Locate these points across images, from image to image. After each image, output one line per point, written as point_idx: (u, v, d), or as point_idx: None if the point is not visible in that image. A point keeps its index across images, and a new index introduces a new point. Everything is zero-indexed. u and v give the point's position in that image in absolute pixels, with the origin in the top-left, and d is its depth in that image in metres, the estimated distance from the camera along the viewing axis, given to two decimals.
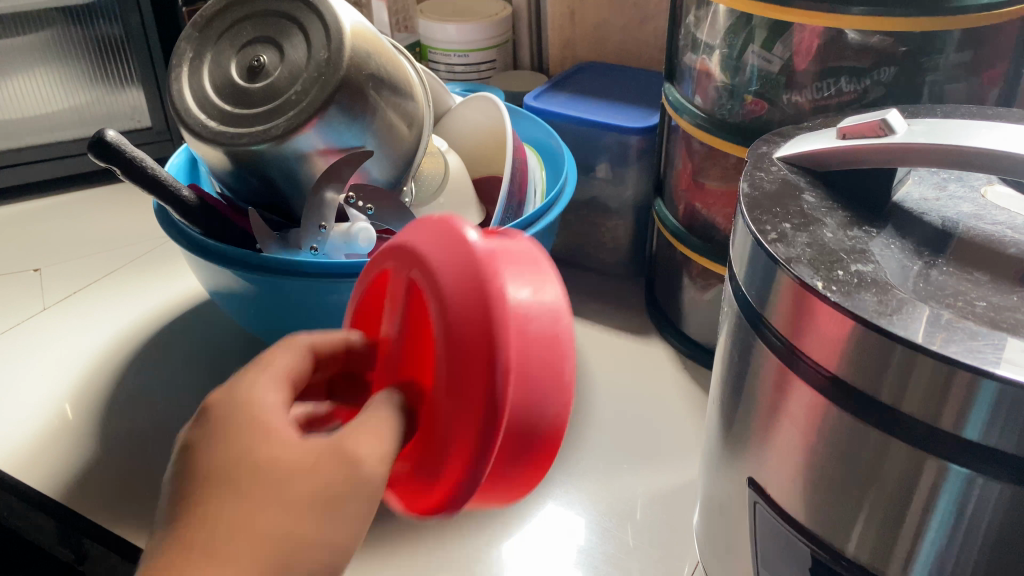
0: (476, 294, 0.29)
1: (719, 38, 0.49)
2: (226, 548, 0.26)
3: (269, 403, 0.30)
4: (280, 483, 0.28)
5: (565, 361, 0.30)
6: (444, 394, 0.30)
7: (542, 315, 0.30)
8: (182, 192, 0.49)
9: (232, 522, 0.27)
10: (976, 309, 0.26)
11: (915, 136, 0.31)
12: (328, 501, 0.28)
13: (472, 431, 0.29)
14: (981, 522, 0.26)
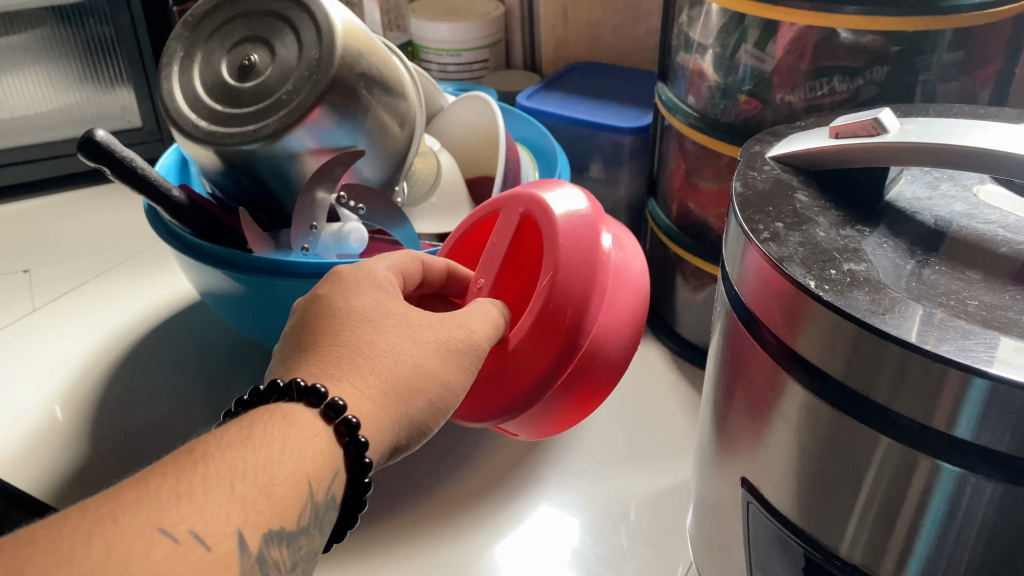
0: (588, 252, 0.42)
1: (712, 37, 0.49)
2: (362, 375, 0.33)
3: (388, 287, 0.39)
4: (410, 335, 0.36)
5: (635, 322, 0.44)
6: (545, 307, 0.42)
7: (619, 281, 0.43)
8: (172, 192, 0.49)
9: (364, 357, 0.34)
10: (968, 308, 0.26)
11: (908, 135, 0.31)
12: (439, 360, 0.36)
13: (564, 334, 0.41)
14: (974, 521, 0.26)
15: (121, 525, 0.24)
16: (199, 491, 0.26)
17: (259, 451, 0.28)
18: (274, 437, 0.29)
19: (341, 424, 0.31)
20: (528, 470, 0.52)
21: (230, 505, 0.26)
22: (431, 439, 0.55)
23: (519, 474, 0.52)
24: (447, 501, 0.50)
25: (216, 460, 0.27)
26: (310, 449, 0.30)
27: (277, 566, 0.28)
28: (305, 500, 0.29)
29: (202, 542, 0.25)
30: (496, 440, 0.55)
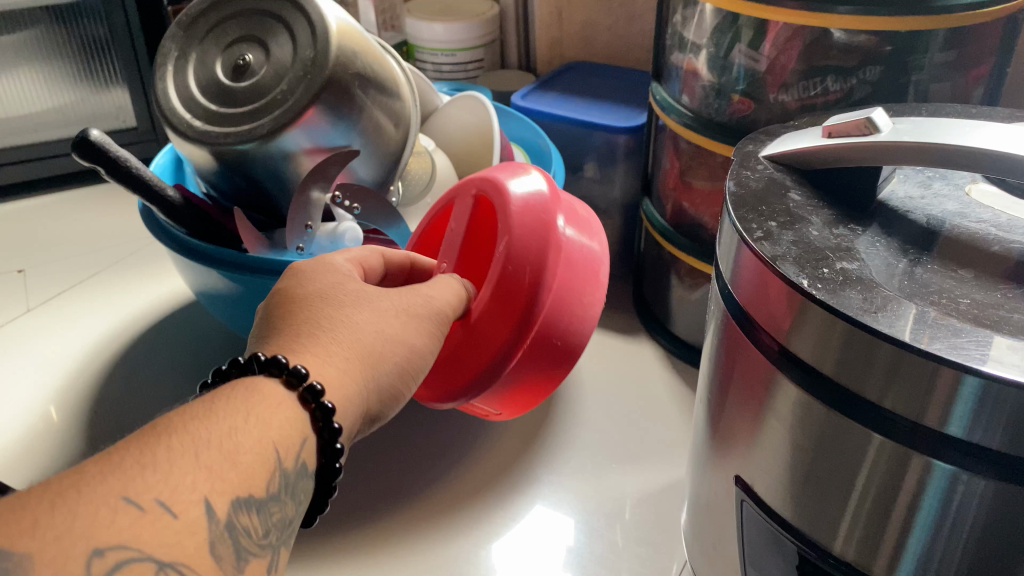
0: (543, 228, 0.45)
1: (706, 37, 0.49)
2: (323, 348, 0.34)
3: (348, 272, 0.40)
4: (373, 311, 0.37)
5: (591, 299, 0.46)
6: (501, 275, 0.44)
7: (572, 254, 0.45)
8: (167, 192, 0.49)
9: (326, 333, 0.35)
10: (960, 306, 0.26)
11: (900, 134, 0.31)
12: (401, 325, 0.37)
13: (523, 301, 0.44)
14: (966, 518, 0.26)
15: (84, 497, 0.24)
16: (162, 459, 0.26)
17: (222, 420, 0.28)
18: (238, 407, 0.29)
19: (306, 392, 0.31)
20: (524, 470, 0.52)
21: (196, 471, 0.26)
22: (427, 439, 0.55)
23: (515, 473, 0.52)
24: (442, 500, 0.50)
25: (178, 430, 0.27)
26: (274, 416, 0.30)
27: (249, 533, 0.28)
28: (272, 468, 0.29)
29: (169, 509, 0.25)
30: (492, 439, 0.55)
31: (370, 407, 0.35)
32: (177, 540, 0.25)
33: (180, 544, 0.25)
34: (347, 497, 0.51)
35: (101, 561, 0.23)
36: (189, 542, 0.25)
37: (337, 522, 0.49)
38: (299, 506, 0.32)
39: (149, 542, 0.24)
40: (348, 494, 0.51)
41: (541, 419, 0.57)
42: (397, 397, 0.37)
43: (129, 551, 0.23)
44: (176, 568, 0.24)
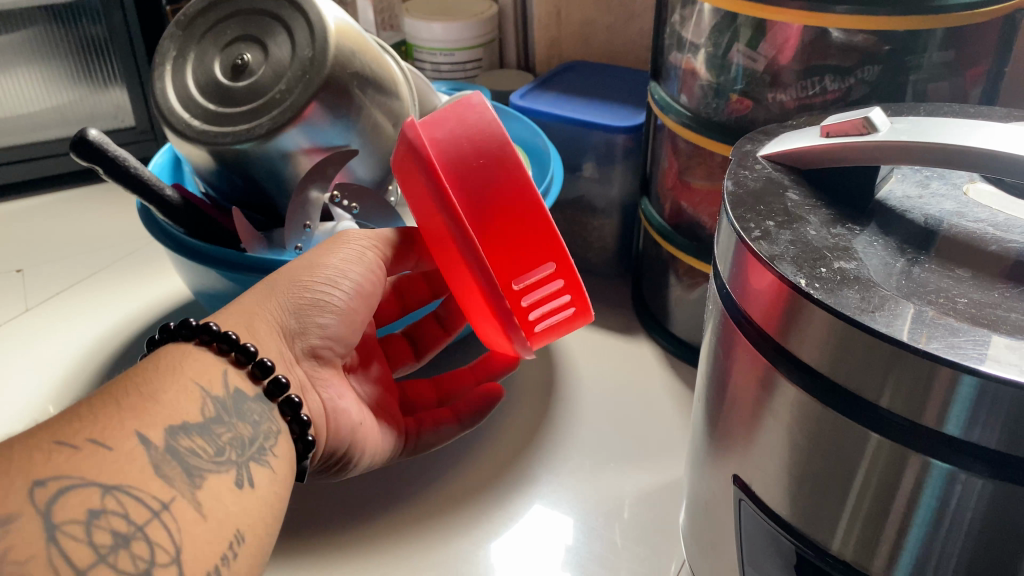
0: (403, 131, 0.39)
1: (704, 37, 0.49)
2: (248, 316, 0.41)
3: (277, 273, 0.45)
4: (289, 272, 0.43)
5: (486, 123, 0.38)
6: (406, 182, 0.39)
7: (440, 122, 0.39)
8: (165, 191, 0.49)
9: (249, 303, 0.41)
10: (958, 306, 0.26)
11: (898, 134, 0.31)
12: (317, 257, 0.43)
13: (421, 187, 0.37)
14: (963, 517, 0.26)
15: (26, 445, 0.30)
16: (88, 413, 0.32)
17: (147, 379, 0.35)
18: (167, 368, 0.36)
19: (255, 366, 0.39)
20: (523, 469, 0.52)
21: (124, 415, 0.32)
22: None
23: (513, 472, 0.52)
24: (441, 500, 0.50)
25: (105, 393, 0.33)
26: (200, 368, 0.37)
27: (197, 457, 0.34)
28: (202, 401, 0.36)
29: (102, 444, 0.31)
30: (490, 439, 0.55)
31: (293, 329, 0.42)
32: (116, 468, 0.31)
33: (121, 471, 0.31)
34: (345, 497, 0.51)
35: (46, 489, 0.29)
36: (129, 468, 0.31)
37: (335, 521, 0.49)
38: (259, 430, 0.38)
39: (89, 471, 0.30)
40: (346, 494, 0.51)
41: (539, 418, 0.57)
42: (323, 319, 0.43)
43: (69, 480, 0.29)
44: (122, 487, 0.30)
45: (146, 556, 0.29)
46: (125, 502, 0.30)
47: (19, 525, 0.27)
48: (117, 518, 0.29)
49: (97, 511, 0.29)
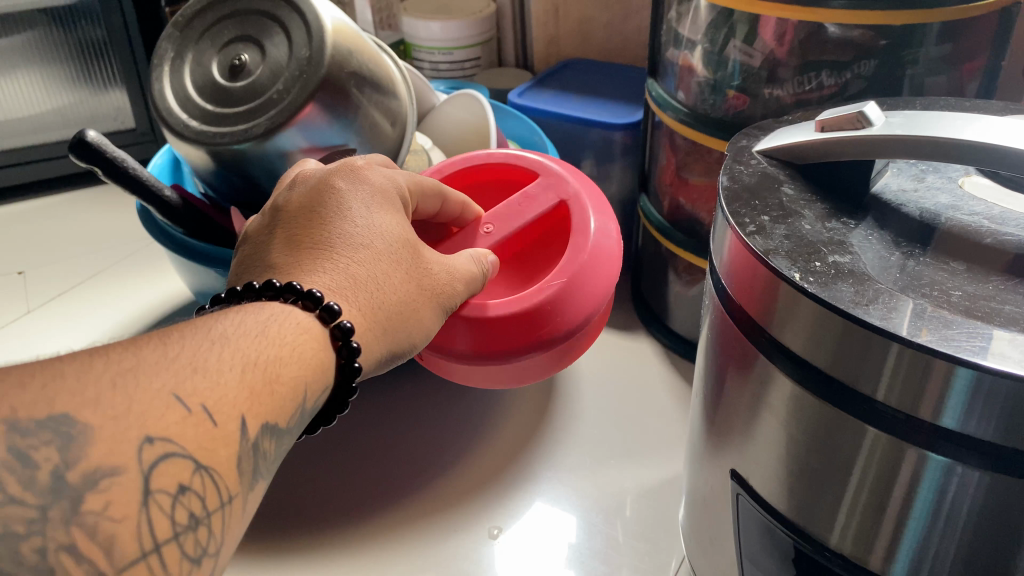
0: (601, 260, 0.47)
1: (700, 33, 0.49)
2: (354, 293, 0.35)
3: (373, 217, 0.38)
4: (414, 276, 0.39)
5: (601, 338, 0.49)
6: (564, 288, 0.46)
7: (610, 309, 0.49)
8: (165, 192, 0.49)
9: (362, 286, 0.35)
10: (952, 298, 0.26)
11: (893, 128, 0.31)
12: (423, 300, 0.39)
13: (562, 312, 0.45)
14: (959, 509, 0.26)
15: (140, 382, 0.24)
16: (214, 368, 0.26)
17: (268, 345, 0.29)
18: (287, 332, 0.31)
19: (335, 329, 0.33)
20: (524, 466, 0.53)
21: (238, 388, 0.27)
22: (427, 435, 0.55)
23: (515, 470, 0.52)
24: (444, 496, 0.50)
25: (231, 344, 0.28)
26: (309, 352, 0.31)
27: (267, 459, 0.28)
28: (299, 404, 0.30)
29: (211, 417, 0.25)
30: (492, 436, 0.55)
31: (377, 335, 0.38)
32: (214, 446, 0.25)
33: (215, 450, 0.25)
34: (348, 496, 0.51)
35: (151, 448, 0.23)
36: (223, 451, 0.26)
37: (337, 520, 0.49)
38: None
39: (191, 441, 0.24)
40: (349, 493, 0.51)
41: (541, 415, 0.57)
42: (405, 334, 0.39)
43: (172, 445, 0.24)
44: (210, 470, 0.25)
45: (202, 551, 0.25)
46: (208, 488, 0.25)
47: (120, 479, 0.23)
48: (197, 499, 0.25)
49: (186, 487, 0.24)
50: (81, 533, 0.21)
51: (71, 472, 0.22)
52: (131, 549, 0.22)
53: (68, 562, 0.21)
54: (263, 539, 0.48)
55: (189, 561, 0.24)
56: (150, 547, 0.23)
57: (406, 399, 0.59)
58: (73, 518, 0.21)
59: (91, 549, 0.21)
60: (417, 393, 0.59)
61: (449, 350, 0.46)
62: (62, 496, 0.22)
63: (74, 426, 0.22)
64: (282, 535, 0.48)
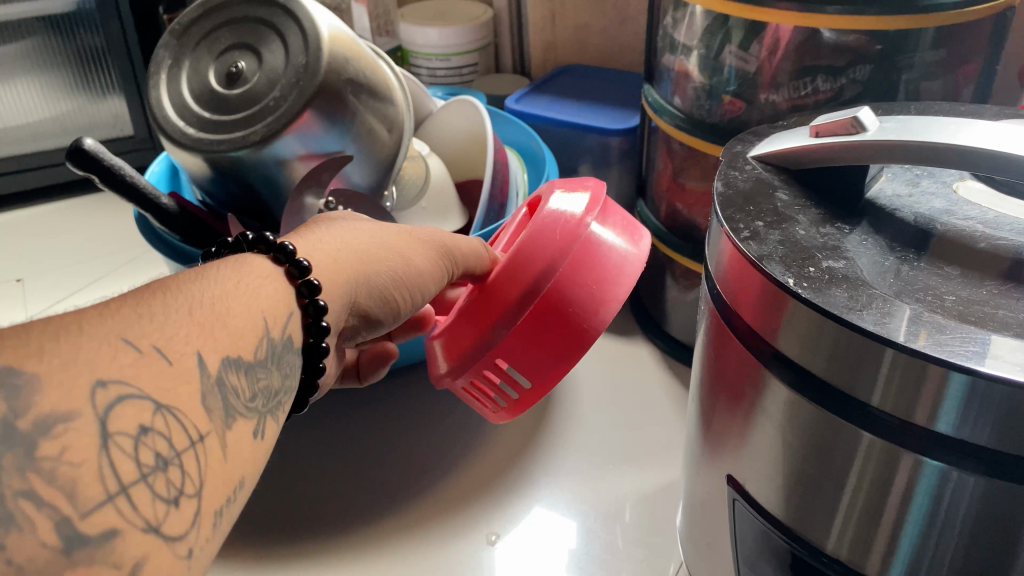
0: (562, 213, 0.42)
1: (696, 39, 0.49)
2: (314, 234, 0.37)
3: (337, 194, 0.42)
4: (379, 225, 0.40)
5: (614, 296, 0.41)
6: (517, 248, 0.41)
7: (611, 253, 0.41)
8: (161, 199, 0.49)
9: (318, 230, 0.38)
10: (946, 303, 0.26)
11: (887, 133, 0.31)
12: (391, 237, 0.40)
13: (527, 268, 0.40)
14: (955, 514, 0.26)
15: (85, 330, 0.24)
16: (159, 309, 0.27)
17: (216, 285, 0.30)
18: (231, 271, 0.32)
19: (292, 267, 0.34)
20: (523, 472, 0.52)
21: (188, 326, 0.27)
22: (424, 441, 0.55)
23: (514, 475, 0.52)
24: (442, 502, 0.50)
25: (175, 288, 0.28)
26: (264, 289, 0.32)
27: (239, 396, 0.28)
28: (261, 336, 0.31)
29: (164, 356, 0.26)
30: (490, 441, 0.55)
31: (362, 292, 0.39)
32: (173, 385, 0.25)
33: (176, 389, 0.25)
34: (345, 502, 0.51)
35: (104, 391, 0.23)
36: (184, 390, 0.26)
37: (334, 526, 0.49)
38: (286, 383, 0.33)
39: (146, 382, 0.24)
40: (347, 499, 0.51)
41: (539, 421, 0.57)
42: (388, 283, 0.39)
43: (126, 385, 0.24)
44: (172, 409, 0.25)
45: (178, 492, 0.24)
46: (174, 428, 0.25)
47: (75, 424, 0.22)
48: (162, 439, 0.24)
49: (148, 428, 0.24)
50: (39, 480, 0.21)
51: (21, 421, 0.21)
52: (95, 491, 0.22)
53: (29, 509, 0.20)
54: (261, 545, 0.48)
55: (164, 501, 0.24)
56: (116, 489, 0.22)
57: (403, 405, 0.59)
58: (30, 464, 0.21)
59: (53, 494, 0.21)
60: (414, 399, 0.59)
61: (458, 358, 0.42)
62: (15, 444, 0.21)
63: (20, 377, 0.22)
64: (280, 541, 0.48)
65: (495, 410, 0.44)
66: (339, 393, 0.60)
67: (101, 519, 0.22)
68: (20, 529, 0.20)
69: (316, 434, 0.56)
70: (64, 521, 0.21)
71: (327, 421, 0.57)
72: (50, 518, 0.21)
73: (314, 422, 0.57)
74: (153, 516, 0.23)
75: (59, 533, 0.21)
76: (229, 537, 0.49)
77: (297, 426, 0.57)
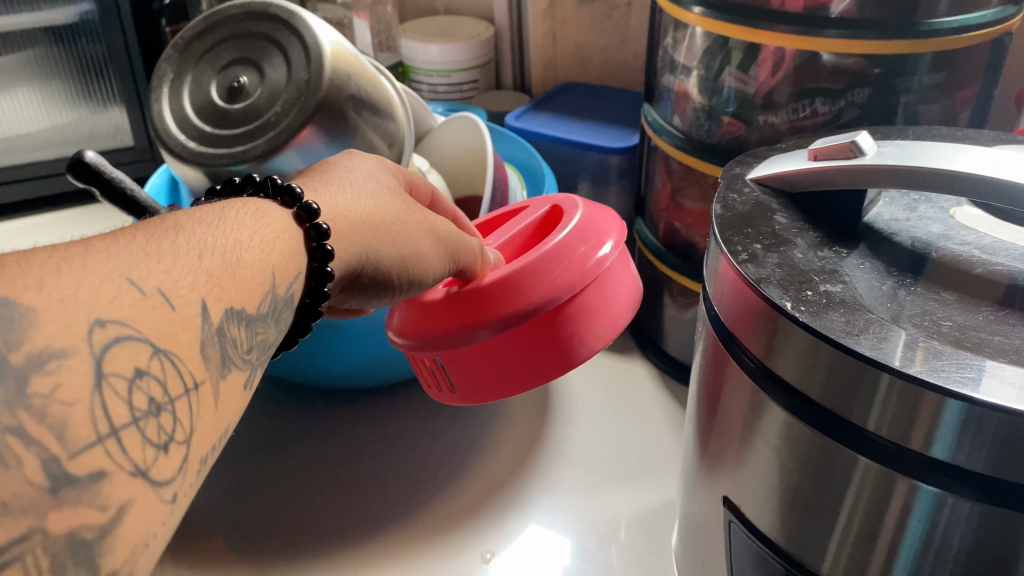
0: (582, 244, 0.44)
1: (696, 60, 0.49)
2: (342, 199, 0.36)
3: (357, 155, 0.41)
4: (399, 200, 0.39)
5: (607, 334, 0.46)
6: (531, 263, 0.42)
7: (603, 300, 0.44)
8: (161, 212, 0.49)
9: (342, 190, 0.37)
10: (943, 329, 0.27)
11: (885, 158, 0.31)
12: (410, 218, 0.39)
13: (539, 279, 0.42)
14: (951, 541, 0.26)
15: (89, 265, 0.22)
16: (168, 254, 0.25)
17: (229, 233, 0.28)
18: (246, 221, 0.30)
19: (311, 230, 0.33)
20: (518, 488, 0.52)
21: (196, 273, 0.25)
22: (420, 457, 0.55)
23: (508, 491, 0.52)
24: (437, 518, 0.50)
25: (187, 231, 0.26)
26: (280, 243, 0.31)
27: (238, 347, 0.27)
28: (267, 289, 0.29)
29: (168, 300, 0.24)
30: (486, 457, 0.55)
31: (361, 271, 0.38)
32: (173, 330, 0.24)
33: (176, 335, 0.24)
34: (339, 516, 0.50)
35: (103, 331, 0.21)
36: (184, 337, 0.24)
37: (327, 540, 0.49)
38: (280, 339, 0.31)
39: (147, 325, 0.23)
40: (342, 513, 0.51)
41: (534, 437, 0.57)
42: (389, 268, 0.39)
43: (127, 326, 0.22)
44: (170, 352, 0.23)
45: (168, 438, 0.23)
46: (170, 373, 0.23)
47: (70, 361, 0.20)
48: (157, 384, 0.23)
49: (144, 371, 0.22)
50: (29, 417, 0.19)
51: (14, 354, 0.19)
52: (85, 433, 0.20)
53: (15, 444, 0.19)
54: (254, 559, 0.48)
55: (153, 447, 0.22)
56: (107, 431, 0.21)
57: (400, 419, 0.58)
58: (19, 400, 0.19)
59: (41, 432, 0.19)
60: (411, 414, 0.59)
61: (420, 335, 0.44)
62: (6, 377, 0.19)
63: (14, 309, 0.20)
64: (274, 554, 0.48)
65: (434, 385, 0.46)
66: (334, 407, 0.60)
67: (89, 460, 0.20)
68: (5, 466, 0.18)
69: (311, 446, 0.56)
70: (53, 460, 0.19)
71: (322, 435, 0.57)
72: (38, 456, 0.19)
73: (311, 435, 0.57)
74: (142, 460, 0.21)
75: (46, 473, 0.19)
76: (223, 549, 0.48)
77: (293, 438, 0.57)
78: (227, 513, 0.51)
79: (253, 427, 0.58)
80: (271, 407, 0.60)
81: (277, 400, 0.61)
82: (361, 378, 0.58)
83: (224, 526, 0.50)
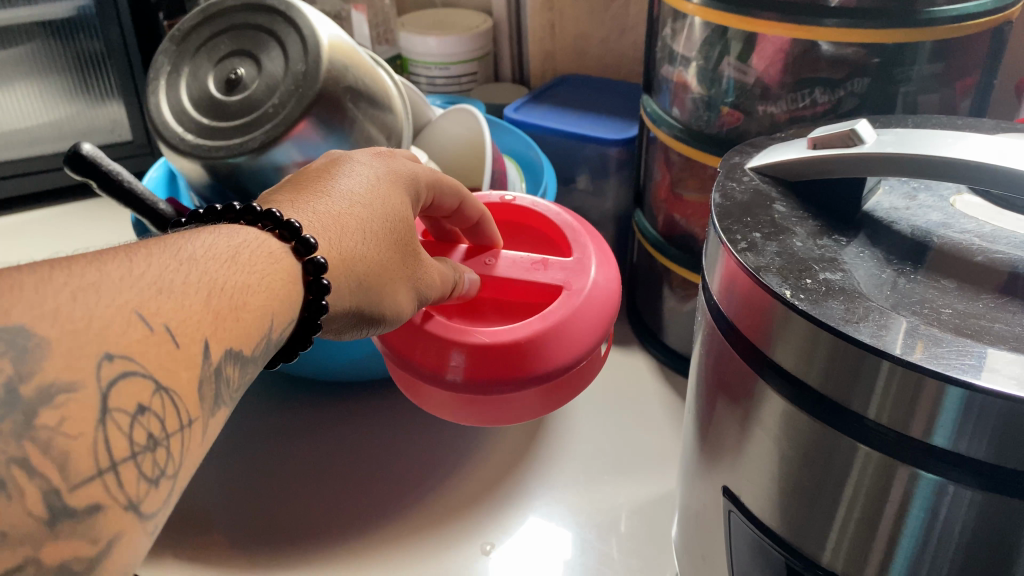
0: (585, 320, 0.44)
1: (695, 50, 0.49)
2: (345, 244, 0.35)
3: (367, 173, 0.39)
4: (401, 250, 0.38)
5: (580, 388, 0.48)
6: (550, 325, 0.43)
7: (593, 365, 0.46)
8: (159, 203, 0.48)
9: (350, 234, 0.36)
10: (943, 316, 0.26)
11: (884, 145, 0.31)
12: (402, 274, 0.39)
13: (539, 359, 0.42)
14: (950, 529, 0.26)
15: (103, 296, 0.23)
16: (179, 289, 0.25)
17: (241, 275, 0.29)
18: (261, 260, 0.30)
19: (313, 282, 0.32)
20: (518, 480, 0.52)
21: (203, 313, 0.26)
22: (419, 450, 0.55)
23: (509, 484, 0.52)
24: (437, 511, 0.50)
25: (199, 265, 0.26)
26: (286, 287, 0.31)
27: (231, 387, 0.27)
28: (264, 334, 0.29)
29: (173, 337, 0.24)
30: (485, 449, 0.55)
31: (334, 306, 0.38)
32: (176, 367, 0.24)
33: (178, 373, 0.24)
34: (339, 510, 0.51)
35: (111, 365, 0.22)
36: (184, 374, 0.24)
37: (327, 533, 0.49)
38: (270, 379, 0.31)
39: (151, 361, 0.23)
40: (342, 506, 0.51)
41: (534, 429, 0.57)
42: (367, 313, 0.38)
43: (133, 363, 0.22)
44: (172, 391, 0.24)
45: (161, 473, 0.23)
46: (170, 410, 0.24)
47: (78, 394, 0.21)
48: (156, 420, 0.23)
49: (145, 407, 0.23)
50: (34, 447, 0.20)
51: (25, 386, 0.20)
52: (86, 465, 0.21)
53: (21, 477, 0.19)
54: (254, 552, 0.48)
55: (147, 481, 0.22)
56: (107, 465, 0.21)
57: (400, 412, 0.58)
58: (26, 431, 0.20)
59: (44, 464, 0.20)
60: (410, 406, 0.59)
61: (411, 360, 0.43)
62: (16, 408, 0.20)
63: (29, 338, 0.21)
64: (274, 547, 0.48)
65: (407, 392, 0.46)
66: (333, 399, 0.60)
67: (88, 492, 0.21)
68: (8, 497, 0.19)
69: (311, 440, 0.56)
70: (53, 492, 0.20)
71: (322, 427, 0.57)
72: (39, 488, 0.20)
73: (310, 428, 0.57)
74: (135, 493, 0.22)
75: (47, 503, 0.20)
76: (223, 543, 0.48)
77: (293, 431, 0.57)
78: (227, 507, 0.51)
79: (253, 421, 0.58)
80: (270, 400, 0.60)
81: (277, 392, 0.61)
82: (360, 370, 0.58)
83: (224, 520, 0.50)
